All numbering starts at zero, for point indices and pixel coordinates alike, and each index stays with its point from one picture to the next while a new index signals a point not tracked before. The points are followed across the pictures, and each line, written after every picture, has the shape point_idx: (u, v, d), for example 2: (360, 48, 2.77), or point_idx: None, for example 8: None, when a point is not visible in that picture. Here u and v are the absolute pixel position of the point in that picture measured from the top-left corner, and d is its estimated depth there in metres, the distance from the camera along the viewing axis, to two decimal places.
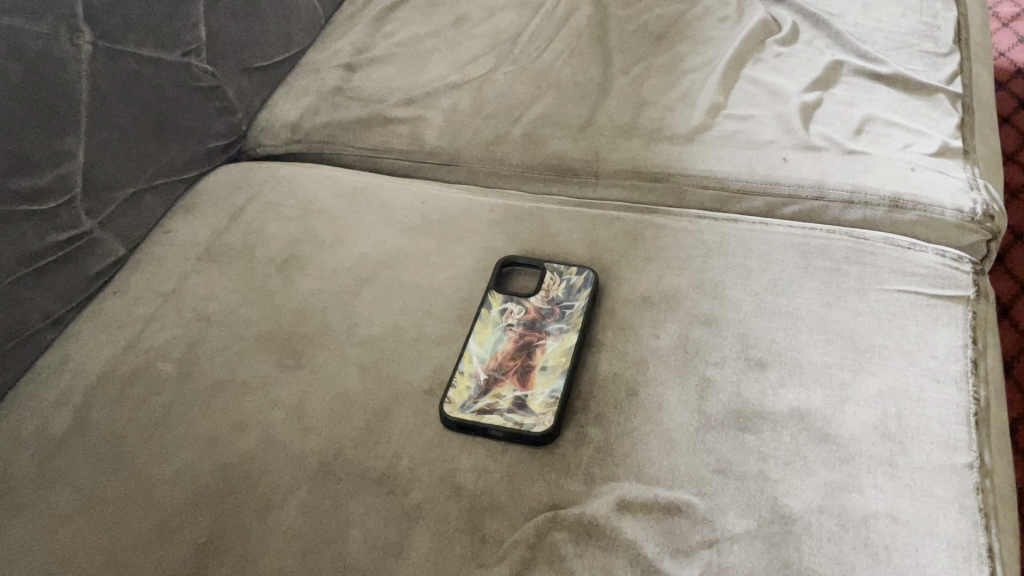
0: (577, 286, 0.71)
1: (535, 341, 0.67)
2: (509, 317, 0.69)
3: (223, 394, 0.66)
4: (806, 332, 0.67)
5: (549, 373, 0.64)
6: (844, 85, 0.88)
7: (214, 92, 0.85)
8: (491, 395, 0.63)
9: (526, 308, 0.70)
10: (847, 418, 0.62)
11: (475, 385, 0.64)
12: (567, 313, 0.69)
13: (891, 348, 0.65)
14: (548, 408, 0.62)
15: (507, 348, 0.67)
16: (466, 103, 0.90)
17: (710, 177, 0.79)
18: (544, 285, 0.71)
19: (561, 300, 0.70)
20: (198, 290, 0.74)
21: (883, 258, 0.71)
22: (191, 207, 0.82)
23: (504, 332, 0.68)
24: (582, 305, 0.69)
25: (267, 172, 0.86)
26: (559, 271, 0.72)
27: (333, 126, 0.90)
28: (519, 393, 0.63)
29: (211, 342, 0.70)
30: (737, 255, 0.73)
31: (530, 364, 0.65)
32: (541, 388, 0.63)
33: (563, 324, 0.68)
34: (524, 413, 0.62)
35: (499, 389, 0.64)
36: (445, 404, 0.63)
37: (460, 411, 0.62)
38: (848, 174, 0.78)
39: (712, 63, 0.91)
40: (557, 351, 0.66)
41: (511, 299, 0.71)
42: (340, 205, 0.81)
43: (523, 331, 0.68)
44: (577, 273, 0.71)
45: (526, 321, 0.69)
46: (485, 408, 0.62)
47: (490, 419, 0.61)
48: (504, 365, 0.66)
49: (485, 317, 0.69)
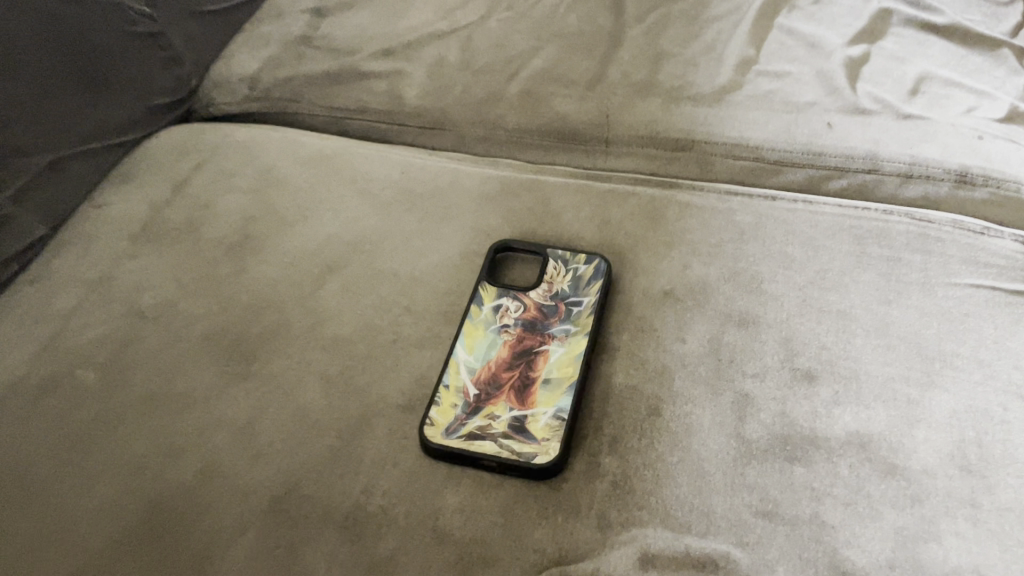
0: (586, 278, 0.59)
1: (536, 346, 0.56)
2: (504, 316, 0.58)
3: (157, 411, 0.53)
4: (862, 336, 0.56)
5: (553, 387, 0.53)
6: (894, 36, 0.75)
7: (156, 39, 0.71)
8: (483, 415, 0.52)
9: (524, 305, 0.59)
10: (917, 446, 0.51)
11: (463, 402, 0.52)
12: (574, 311, 0.58)
13: (965, 357, 0.54)
14: (554, 433, 0.50)
15: (503, 355, 0.55)
16: (455, 55, 0.77)
17: (743, 145, 0.67)
18: (546, 276, 0.60)
19: (567, 296, 0.59)
20: (131, 277, 0.61)
21: (952, 246, 0.59)
22: (129, 175, 0.69)
23: (499, 334, 0.57)
24: (592, 301, 0.58)
25: (220, 135, 0.72)
26: (564, 259, 0.61)
27: (298, 81, 0.76)
28: (517, 411, 0.52)
29: (143, 343, 0.57)
30: (776, 241, 0.61)
31: (531, 375, 0.54)
32: (544, 407, 0.52)
33: (569, 325, 0.57)
34: (524, 439, 0.50)
35: (492, 407, 0.52)
36: (426, 427, 0.51)
37: (445, 437, 0.51)
38: (905, 143, 0.66)
39: (740, 10, 0.78)
40: (563, 359, 0.55)
41: (507, 294, 0.59)
42: (305, 175, 0.68)
43: (521, 333, 0.57)
44: (586, 261, 0.60)
45: (524, 321, 0.58)
46: (476, 432, 0.51)
47: (482, 447, 0.50)
48: (499, 376, 0.54)
49: (475, 317, 0.57)
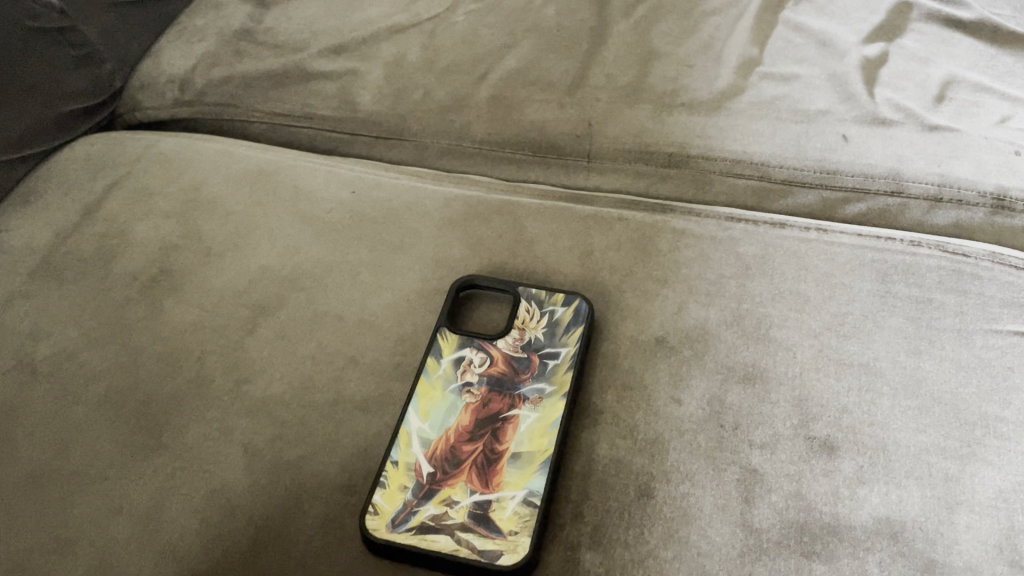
0: (564, 323, 0.50)
1: (504, 409, 0.46)
2: (467, 371, 0.48)
3: (45, 493, 0.44)
4: (889, 397, 0.47)
5: (524, 464, 0.44)
6: (915, 32, 0.67)
7: (67, 35, 0.62)
8: (437, 500, 0.43)
9: (491, 357, 0.49)
10: (960, 537, 0.42)
11: (414, 484, 0.43)
12: (549, 365, 0.48)
13: (1012, 422, 0.46)
14: (525, 526, 0.41)
15: (464, 421, 0.46)
16: (416, 53, 0.67)
17: (746, 162, 0.58)
18: (518, 321, 0.51)
19: (542, 346, 0.49)
20: (26, 322, 0.52)
21: (991, 285, 0.51)
22: (34, 195, 0.59)
23: (460, 395, 0.47)
24: (572, 352, 0.49)
25: (143, 146, 0.63)
26: (538, 300, 0.52)
27: (235, 82, 0.67)
28: (480, 494, 0.43)
29: (34, 407, 0.48)
30: (786, 277, 0.52)
31: (497, 447, 0.45)
32: (512, 489, 0.42)
33: (544, 384, 0.47)
34: (487, 533, 0.41)
35: (449, 489, 0.43)
36: (367, 518, 0.42)
37: (390, 531, 0.41)
38: (932, 160, 0.57)
39: (740, 3, 0.69)
40: (536, 427, 0.45)
41: (471, 343, 0.50)
42: (239, 195, 0.59)
43: (486, 392, 0.47)
44: (564, 302, 0.51)
45: (491, 376, 0.48)
46: (429, 524, 0.42)
47: (435, 544, 0.41)
48: (459, 449, 0.45)
49: (431, 373, 0.48)
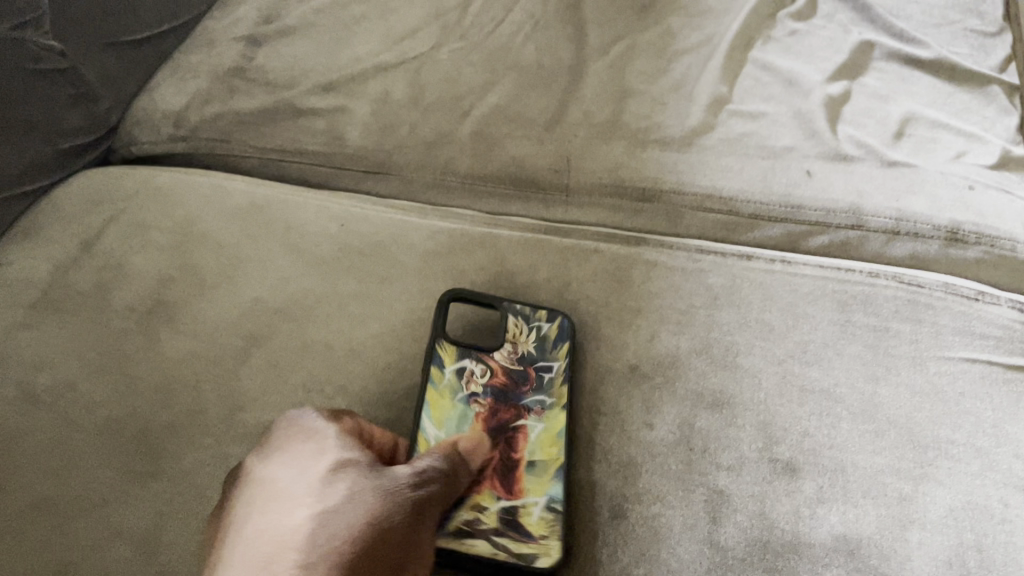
0: (554, 337, 0.54)
1: (511, 417, 0.49)
2: (470, 382, 0.51)
3: (46, 519, 0.47)
4: (847, 421, 0.50)
5: (541, 470, 0.47)
6: (876, 71, 0.70)
7: (65, 75, 0.64)
8: (466, 506, 0.44)
9: (490, 368, 0.52)
10: (912, 553, 0.45)
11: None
12: (546, 378, 0.52)
13: (961, 445, 0.49)
14: (552, 530, 0.44)
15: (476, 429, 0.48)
16: (401, 90, 0.70)
17: (715, 197, 0.61)
18: (510, 335, 0.53)
19: (535, 359, 0.53)
20: (26, 353, 0.54)
21: (944, 314, 0.54)
22: (33, 229, 0.61)
23: (467, 405, 0.49)
24: (564, 366, 0.52)
25: (139, 181, 0.65)
26: (528, 313, 0.54)
27: (228, 118, 0.69)
28: (506, 500, 0.45)
29: (35, 436, 0.50)
30: (752, 307, 0.55)
31: (513, 455, 0.47)
32: (534, 495, 0.45)
33: (543, 395, 0.51)
34: (519, 536, 0.44)
35: (479, 496, 0.45)
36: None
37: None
38: (890, 195, 0.60)
39: (711, 42, 0.72)
40: (544, 437, 0.49)
41: (470, 355, 0.52)
42: (230, 230, 0.61)
43: (492, 403, 0.50)
44: (552, 317, 0.54)
45: (493, 388, 0.51)
46: (463, 528, 0.43)
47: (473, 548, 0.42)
48: None
49: (437, 384, 0.50)
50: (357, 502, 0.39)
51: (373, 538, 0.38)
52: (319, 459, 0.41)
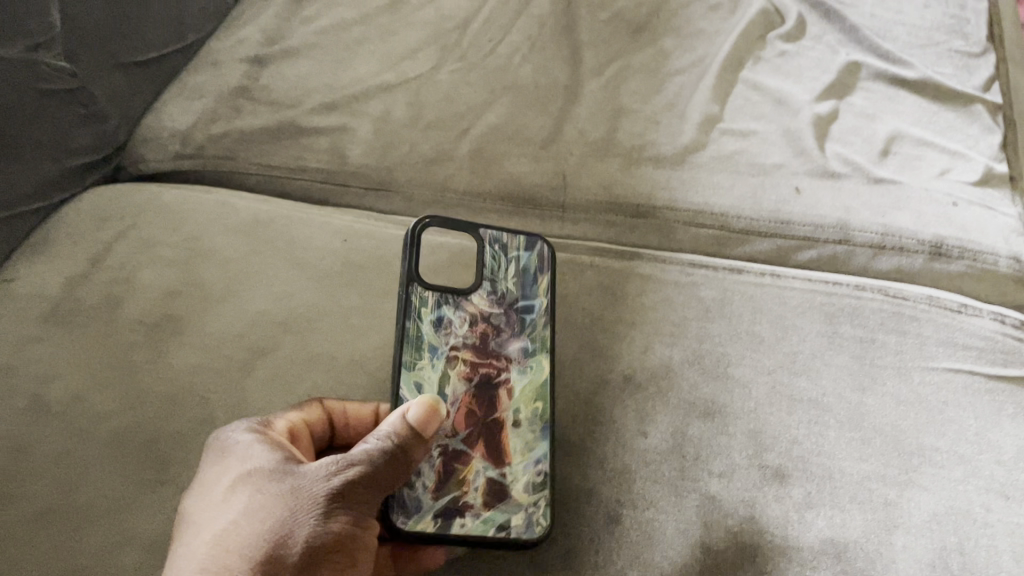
0: (532, 272, 0.54)
1: (497, 366, 0.50)
2: (450, 334, 0.49)
3: (60, 525, 0.48)
4: (835, 429, 0.52)
5: (523, 435, 0.49)
6: (863, 91, 0.72)
7: (75, 95, 0.66)
8: (454, 482, 0.46)
9: (470, 314, 0.51)
10: (897, 556, 0.47)
11: (428, 470, 0.45)
12: (527, 319, 0.53)
13: (945, 452, 0.51)
14: (540, 500, 0.47)
15: (463, 383, 0.49)
16: (402, 110, 0.72)
17: (707, 212, 0.63)
18: (489, 271, 0.53)
19: (517, 298, 0.53)
20: (38, 364, 0.55)
21: (928, 326, 0.56)
22: (43, 245, 0.63)
23: (451, 361, 0.49)
24: (544, 306, 0.53)
25: (146, 198, 0.67)
26: (506, 247, 0.54)
27: (233, 136, 0.71)
28: (494, 470, 0.47)
29: (47, 445, 0.51)
30: (743, 320, 0.57)
31: (495, 416, 0.49)
32: (520, 462, 0.48)
33: (529, 338, 0.52)
34: (507, 506, 0.46)
35: (467, 471, 0.46)
36: (396, 516, 0.43)
37: (419, 521, 0.44)
38: (877, 211, 0.62)
39: (703, 63, 0.74)
40: (526, 390, 0.51)
41: (449, 300, 0.50)
42: (236, 244, 0.63)
43: (474, 356, 0.50)
44: (529, 250, 0.55)
45: (475, 335, 0.51)
46: (455, 506, 0.45)
47: (465, 526, 0.45)
48: (466, 421, 0.48)
49: (415, 341, 0.48)
50: (254, 511, 0.38)
51: (283, 544, 0.37)
52: (237, 466, 0.40)
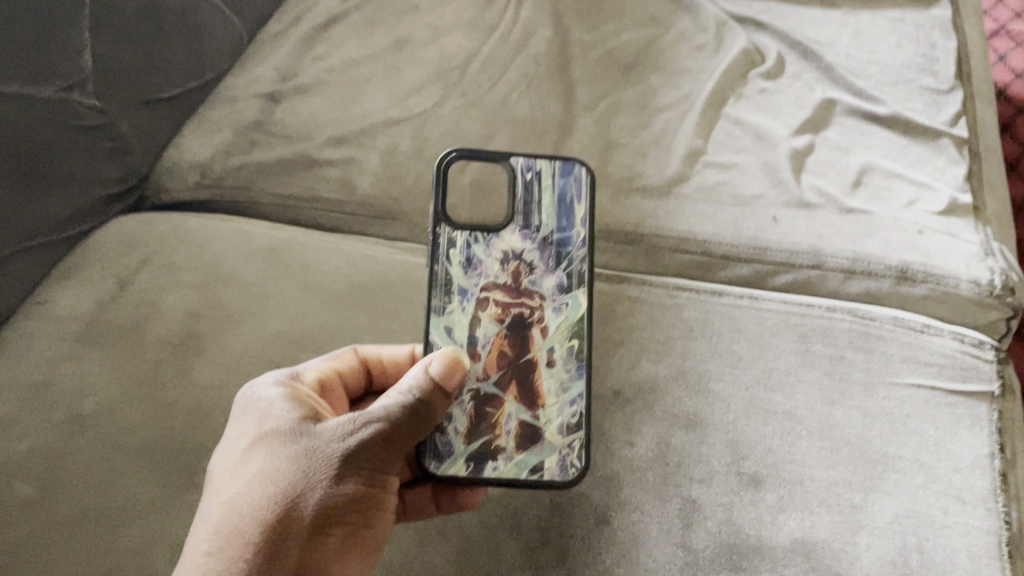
0: (568, 203, 0.58)
1: (531, 305, 0.55)
2: (481, 275, 0.56)
3: (96, 527, 0.53)
4: (807, 438, 0.56)
5: (557, 376, 0.53)
6: (837, 126, 0.78)
7: (104, 131, 0.71)
8: (487, 425, 0.52)
9: (503, 253, 0.56)
10: (861, 554, 0.51)
11: (460, 415, 0.52)
12: (563, 252, 0.57)
13: (907, 460, 0.55)
14: (568, 443, 0.52)
15: (496, 324, 0.54)
16: (407, 143, 0.77)
17: (691, 239, 0.68)
18: (523, 208, 0.58)
19: (553, 231, 0.57)
20: (72, 381, 0.60)
21: (894, 344, 0.60)
22: (74, 270, 0.68)
23: (482, 300, 0.55)
24: (581, 236, 0.57)
25: (168, 226, 0.72)
26: (540, 183, 0.58)
27: (250, 169, 0.76)
28: (526, 411, 0.52)
29: (82, 454, 0.56)
30: (723, 339, 0.62)
31: (528, 356, 0.54)
32: (551, 403, 0.53)
33: (565, 272, 0.56)
34: (538, 448, 0.52)
35: (498, 413, 0.52)
36: (429, 462, 0.50)
37: (451, 466, 0.51)
38: (847, 238, 0.67)
39: (688, 100, 0.79)
40: (560, 329, 0.55)
41: (480, 241, 0.56)
42: (253, 268, 0.68)
43: (507, 296, 0.55)
44: (564, 182, 0.59)
45: (508, 275, 0.56)
46: (488, 450, 0.51)
47: (495, 471, 0.51)
48: (499, 366, 0.53)
49: (444, 284, 0.55)
50: (275, 465, 0.42)
51: (298, 500, 0.41)
52: (262, 420, 0.44)
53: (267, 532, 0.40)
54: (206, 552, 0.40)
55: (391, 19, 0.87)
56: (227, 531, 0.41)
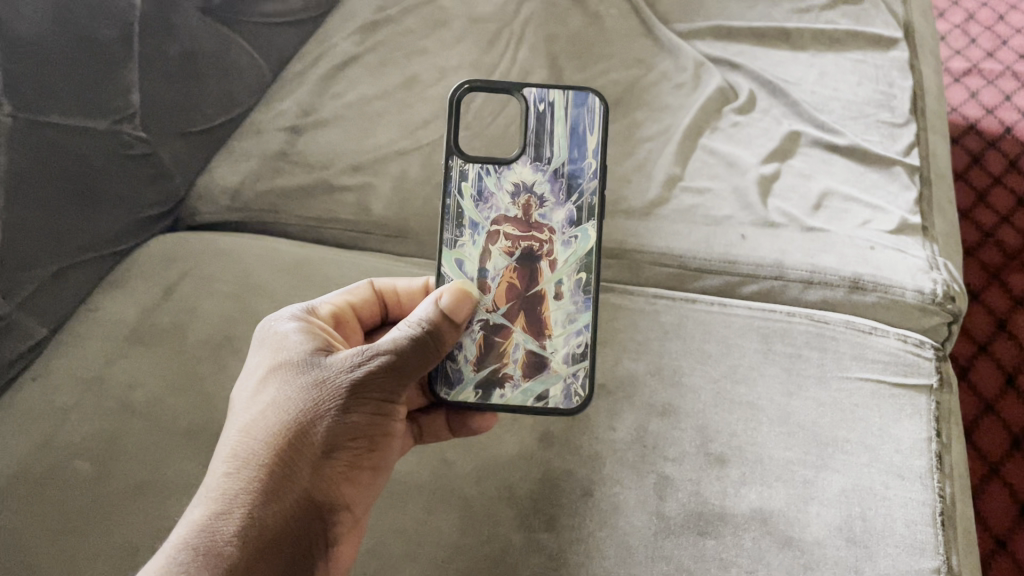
0: (581, 135, 0.65)
1: (540, 238, 0.63)
2: (494, 209, 0.64)
3: (147, 497, 0.61)
4: (766, 424, 0.64)
5: (564, 309, 0.62)
6: (801, 156, 0.86)
7: (148, 159, 0.80)
8: (496, 354, 0.61)
9: (515, 188, 0.64)
10: (811, 521, 0.59)
11: (471, 346, 0.61)
12: (574, 185, 0.64)
13: (854, 442, 0.63)
14: (567, 371, 0.61)
15: (506, 257, 0.63)
16: (417, 170, 0.86)
17: (668, 255, 0.78)
18: (535, 142, 0.65)
19: (565, 162, 0.64)
20: (123, 375, 0.68)
21: (844, 344, 0.69)
22: (121, 281, 0.76)
23: (492, 232, 0.63)
24: (591, 169, 0.64)
25: (203, 243, 0.80)
26: (555, 114, 0.65)
27: (276, 194, 0.85)
28: (532, 340, 0.62)
29: (134, 437, 0.64)
30: (695, 339, 0.70)
31: (537, 288, 0.62)
32: (555, 334, 0.62)
33: (575, 205, 0.64)
34: (540, 374, 0.61)
35: (506, 344, 0.61)
36: (441, 390, 0.60)
37: (462, 394, 0.61)
38: (807, 253, 0.76)
39: (668, 133, 0.89)
40: (567, 262, 0.62)
41: (494, 175, 0.64)
42: (280, 279, 0.76)
43: (518, 230, 0.63)
44: (577, 114, 0.65)
45: (518, 208, 0.64)
46: (497, 376, 0.61)
47: (503, 398, 0.61)
48: (509, 298, 0.62)
49: (456, 218, 0.63)
50: (293, 393, 0.51)
51: (310, 424, 0.50)
52: (284, 354, 0.54)
53: (284, 449, 0.50)
54: (227, 471, 0.49)
55: (401, 60, 0.96)
56: (244, 452, 0.50)
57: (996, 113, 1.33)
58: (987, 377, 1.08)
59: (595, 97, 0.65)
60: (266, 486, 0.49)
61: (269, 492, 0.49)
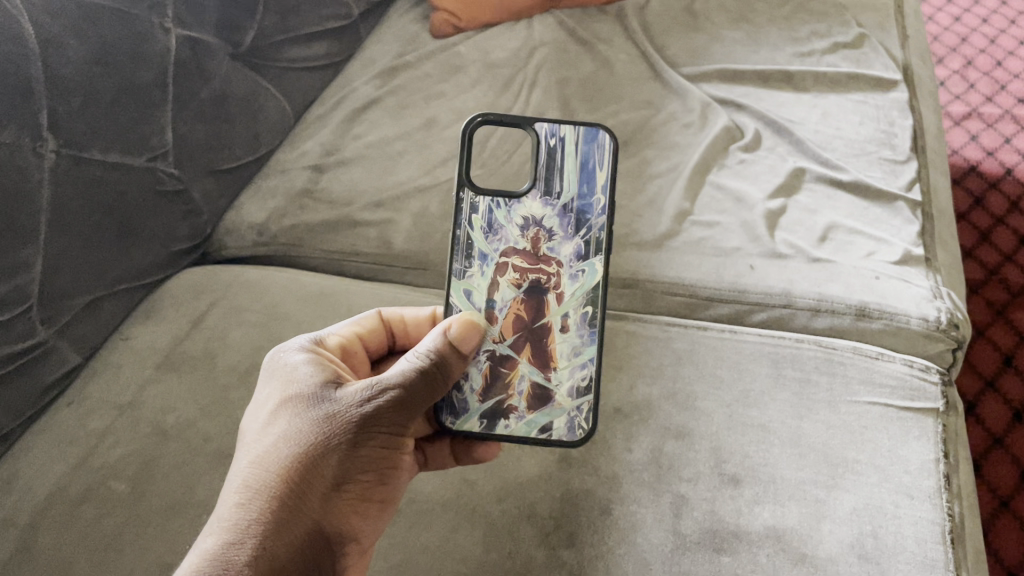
0: (590, 172, 0.68)
1: (548, 271, 0.66)
2: (505, 240, 0.66)
3: (179, 515, 0.62)
4: (779, 446, 0.66)
5: (571, 341, 0.65)
6: (807, 192, 0.89)
7: (180, 195, 0.83)
8: (501, 386, 0.64)
9: (524, 222, 0.67)
10: (824, 538, 0.60)
11: (475, 376, 0.63)
12: (583, 220, 0.67)
13: (865, 463, 0.65)
14: (570, 404, 0.64)
15: (515, 288, 0.65)
16: (436, 206, 0.89)
17: (680, 285, 0.80)
18: (545, 178, 0.68)
19: (575, 198, 0.67)
20: (155, 401, 0.71)
21: (852, 368, 0.71)
22: (153, 313, 0.80)
23: (501, 263, 0.66)
24: (601, 206, 0.67)
25: (232, 276, 0.84)
26: (565, 150, 0.68)
27: (301, 229, 0.89)
28: (538, 372, 0.64)
29: (168, 457, 0.67)
30: (707, 365, 0.73)
31: (544, 320, 0.65)
32: (560, 366, 0.64)
33: (583, 240, 0.66)
34: (544, 406, 0.64)
35: (512, 375, 0.64)
36: (446, 418, 0.63)
37: (465, 423, 0.63)
38: (814, 282, 0.79)
39: (678, 169, 0.92)
40: (574, 295, 0.65)
41: (503, 209, 0.67)
42: (306, 309, 0.79)
43: (526, 262, 0.66)
44: (588, 150, 0.68)
45: (527, 241, 0.66)
46: (502, 407, 0.63)
47: (507, 429, 0.63)
48: (516, 329, 0.64)
49: (467, 249, 0.66)
50: (303, 425, 0.52)
51: (320, 456, 0.51)
52: (294, 386, 0.54)
53: (295, 480, 0.50)
54: (239, 502, 0.50)
55: (420, 103, 1.01)
56: (255, 483, 0.50)
57: (996, 155, 1.37)
58: (994, 413, 1.10)
59: (606, 135, 0.68)
60: (278, 518, 0.50)
61: (281, 522, 0.49)
